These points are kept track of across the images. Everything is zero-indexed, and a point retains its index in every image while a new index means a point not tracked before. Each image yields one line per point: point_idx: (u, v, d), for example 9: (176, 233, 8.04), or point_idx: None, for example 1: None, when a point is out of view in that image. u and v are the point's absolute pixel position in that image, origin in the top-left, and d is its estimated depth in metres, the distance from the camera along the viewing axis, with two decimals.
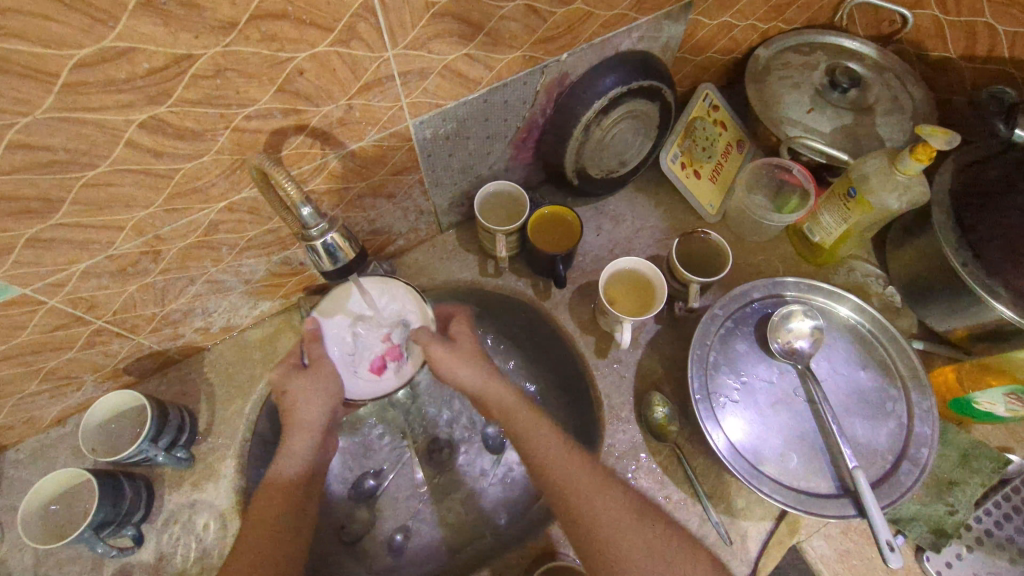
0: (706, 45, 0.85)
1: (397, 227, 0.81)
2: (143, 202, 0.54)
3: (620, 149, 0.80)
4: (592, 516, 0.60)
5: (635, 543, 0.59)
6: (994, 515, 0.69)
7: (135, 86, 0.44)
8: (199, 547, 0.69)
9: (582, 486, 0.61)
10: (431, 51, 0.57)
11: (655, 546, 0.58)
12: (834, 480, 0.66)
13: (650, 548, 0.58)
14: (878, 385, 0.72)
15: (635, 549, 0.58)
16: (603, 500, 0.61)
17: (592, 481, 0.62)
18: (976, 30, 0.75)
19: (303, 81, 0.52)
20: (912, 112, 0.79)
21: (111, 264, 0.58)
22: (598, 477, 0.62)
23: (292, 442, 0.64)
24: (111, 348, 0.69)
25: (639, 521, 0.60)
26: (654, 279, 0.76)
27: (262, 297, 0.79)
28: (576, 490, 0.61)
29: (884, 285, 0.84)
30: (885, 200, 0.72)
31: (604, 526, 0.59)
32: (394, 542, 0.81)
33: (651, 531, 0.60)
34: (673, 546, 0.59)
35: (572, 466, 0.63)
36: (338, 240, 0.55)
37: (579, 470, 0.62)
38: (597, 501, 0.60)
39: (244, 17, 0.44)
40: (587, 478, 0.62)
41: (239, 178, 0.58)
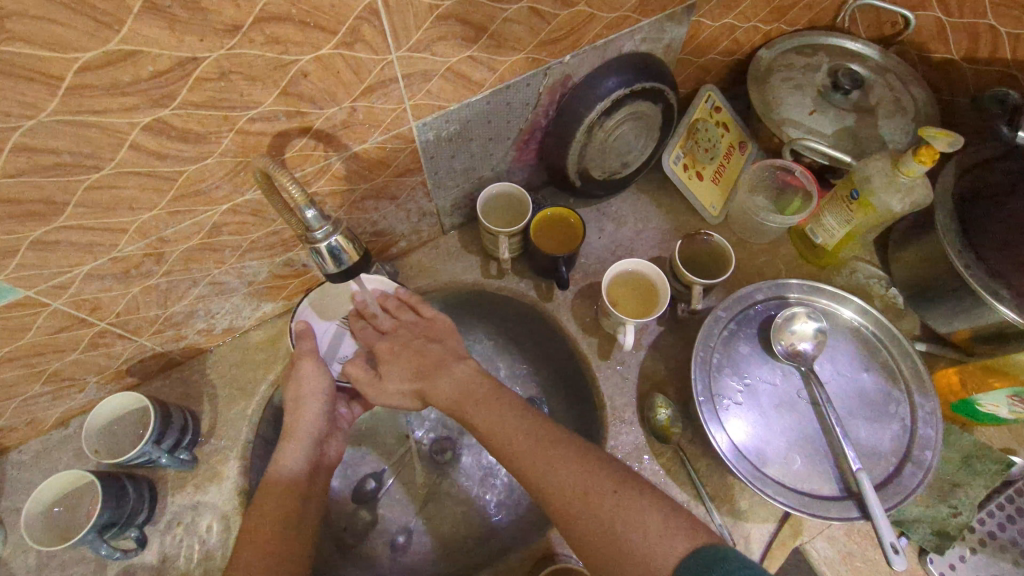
0: (709, 47, 0.85)
1: (400, 229, 0.81)
2: (146, 204, 0.54)
3: (623, 150, 0.80)
4: (546, 497, 0.56)
5: (586, 514, 0.54)
6: (997, 517, 0.69)
7: (139, 90, 0.45)
8: (202, 549, 0.69)
9: (527, 465, 0.58)
10: (435, 53, 0.57)
11: (605, 517, 0.53)
12: (837, 482, 0.66)
13: (600, 518, 0.53)
14: (880, 386, 0.72)
15: (586, 522, 0.54)
16: (547, 474, 0.57)
17: (535, 458, 0.58)
18: (978, 32, 0.75)
19: (307, 84, 0.52)
20: (914, 114, 0.79)
21: (114, 266, 0.58)
22: (543, 448, 0.58)
23: (286, 450, 0.65)
24: (114, 350, 0.69)
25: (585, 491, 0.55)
26: (656, 281, 0.77)
27: (265, 298, 0.78)
28: (526, 469, 0.58)
29: (887, 286, 0.84)
30: (888, 202, 0.72)
31: (557, 505, 0.56)
32: (397, 545, 0.81)
33: (598, 496, 0.54)
34: (625, 509, 0.53)
35: (518, 441, 0.60)
36: (342, 242, 0.55)
37: (523, 445, 0.59)
38: (544, 477, 0.57)
39: (248, 19, 0.44)
40: (529, 455, 0.58)
41: (242, 180, 0.58)
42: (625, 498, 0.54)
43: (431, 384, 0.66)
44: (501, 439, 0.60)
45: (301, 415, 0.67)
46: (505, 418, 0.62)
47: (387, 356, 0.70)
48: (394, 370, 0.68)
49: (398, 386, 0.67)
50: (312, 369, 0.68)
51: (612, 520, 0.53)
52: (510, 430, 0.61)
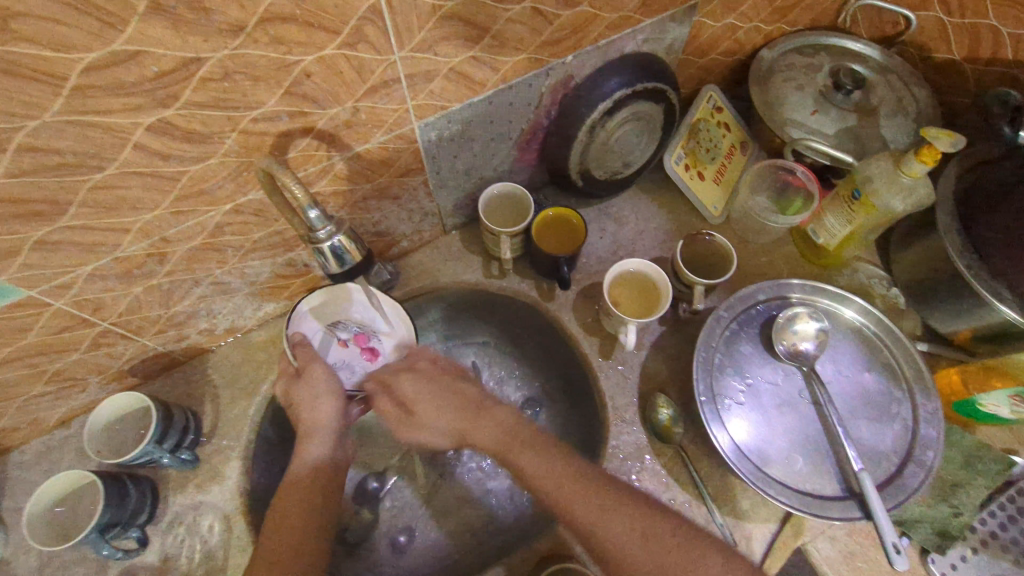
0: (710, 47, 0.85)
1: (401, 229, 0.81)
2: (149, 204, 0.54)
3: (624, 151, 0.80)
4: (604, 551, 0.56)
5: (647, 561, 0.54)
6: (999, 517, 0.68)
7: (143, 90, 0.45)
8: (203, 549, 0.69)
9: (582, 517, 0.57)
10: (437, 53, 0.58)
11: (672, 568, 0.54)
12: (839, 482, 0.66)
13: (665, 567, 0.54)
14: (882, 387, 0.72)
15: (651, 571, 0.54)
16: (604, 527, 0.56)
17: (590, 508, 0.57)
18: (980, 32, 0.75)
19: (310, 84, 0.52)
20: (915, 114, 0.79)
21: (117, 265, 0.58)
22: (596, 499, 0.57)
23: (307, 448, 0.64)
24: (116, 350, 0.69)
25: (646, 539, 0.55)
26: (658, 281, 0.77)
27: (267, 298, 0.78)
28: (579, 520, 0.57)
29: (888, 286, 0.84)
30: (890, 202, 0.72)
31: (618, 558, 0.55)
32: (398, 544, 0.81)
33: (659, 544, 0.55)
34: (689, 556, 0.54)
35: (567, 492, 0.58)
36: (344, 243, 0.55)
37: (574, 495, 0.58)
38: (600, 530, 0.56)
39: (252, 20, 0.44)
40: (583, 501, 0.57)
41: (245, 181, 0.58)
42: (688, 544, 0.55)
43: (472, 429, 0.65)
44: (549, 490, 0.59)
45: (315, 414, 0.66)
46: (548, 467, 0.60)
47: (421, 396, 0.68)
48: (429, 411, 0.67)
49: (430, 425, 0.67)
50: (321, 369, 0.68)
51: (680, 568, 0.53)
52: (556, 479, 0.59)
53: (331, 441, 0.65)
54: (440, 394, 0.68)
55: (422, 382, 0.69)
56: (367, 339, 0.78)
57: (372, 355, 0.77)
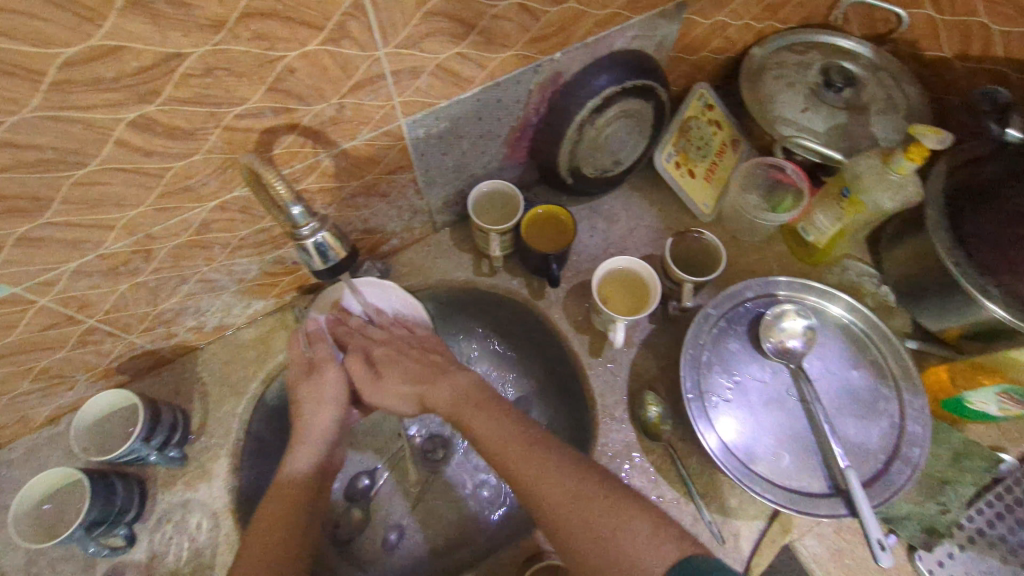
0: (701, 45, 0.85)
1: (391, 227, 0.81)
2: (133, 201, 0.54)
3: (615, 148, 0.80)
4: (538, 507, 0.57)
5: (574, 520, 0.54)
6: (986, 514, 0.68)
7: (123, 85, 0.44)
8: (191, 547, 0.69)
9: (522, 473, 0.58)
10: (423, 50, 0.57)
11: (597, 528, 0.53)
12: (826, 480, 0.66)
13: (589, 525, 0.54)
14: (869, 384, 0.72)
15: (577, 529, 0.54)
16: (540, 483, 0.57)
17: (528, 469, 0.58)
18: (971, 29, 0.75)
19: (294, 80, 0.52)
20: (906, 111, 0.79)
21: (102, 262, 0.58)
22: (538, 458, 0.59)
23: (295, 454, 0.65)
24: (103, 347, 0.69)
25: (577, 499, 0.55)
26: (647, 279, 0.77)
27: (256, 296, 0.78)
28: (518, 476, 0.58)
29: (879, 284, 0.84)
30: (878, 198, 0.73)
31: (549, 516, 0.56)
32: (389, 542, 0.81)
33: (589, 504, 0.55)
34: (616, 516, 0.54)
35: (513, 451, 0.60)
36: (328, 240, 0.55)
37: (517, 454, 0.60)
38: (537, 486, 0.57)
39: (233, 15, 0.44)
40: (521, 463, 0.59)
41: (230, 178, 0.58)
42: (617, 506, 0.55)
43: (432, 390, 0.68)
44: (495, 450, 0.61)
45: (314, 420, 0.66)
46: (499, 426, 0.62)
47: (386, 359, 0.71)
48: (395, 372, 0.70)
49: (397, 387, 0.69)
50: (335, 376, 0.69)
51: (602, 526, 0.53)
52: (502, 437, 0.61)
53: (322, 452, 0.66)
54: (401, 359, 0.71)
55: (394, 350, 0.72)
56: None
57: None
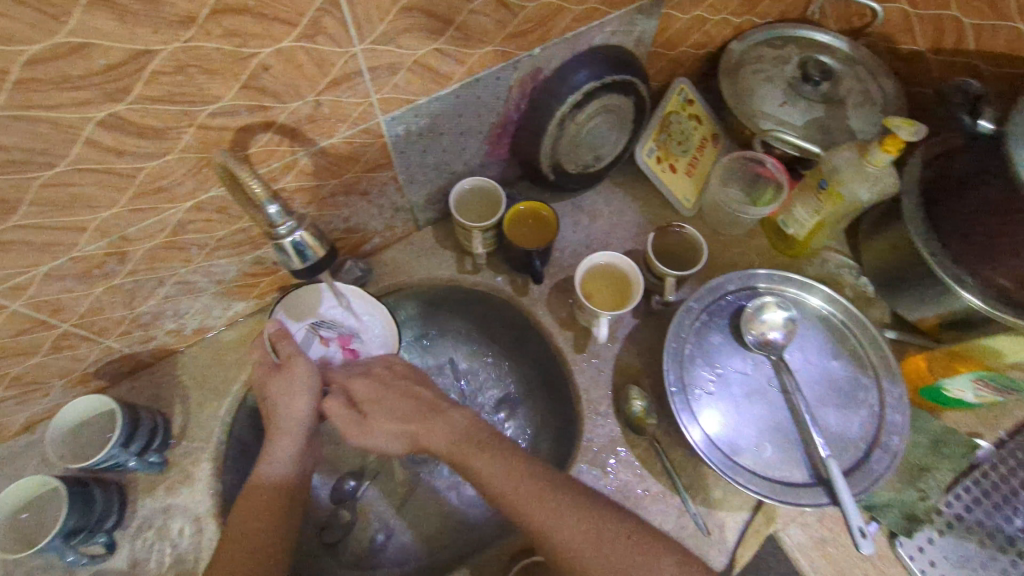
0: (679, 40, 0.86)
1: (372, 225, 0.80)
2: (105, 202, 0.53)
3: (596, 144, 0.80)
4: (556, 555, 0.57)
5: (599, 564, 0.55)
6: (964, 500, 0.70)
7: (90, 83, 0.43)
8: (174, 552, 0.68)
9: (536, 522, 0.58)
10: (400, 46, 0.57)
11: (626, 571, 0.55)
12: (808, 469, 0.67)
13: (619, 569, 0.55)
14: (849, 374, 0.73)
15: (605, 574, 0.55)
16: (558, 533, 0.57)
17: (543, 513, 0.58)
18: (943, 23, 0.76)
19: (269, 77, 0.51)
20: (882, 104, 0.80)
21: (75, 266, 0.57)
22: (551, 502, 0.58)
23: (275, 447, 0.64)
24: (79, 352, 0.68)
25: (601, 544, 0.56)
26: (630, 274, 0.77)
27: (236, 298, 0.77)
28: (532, 524, 0.58)
29: (857, 276, 0.85)
30: (856, 191, 0.73)
31: (569, 562, 0.56)
32: (377, 543, 0.81)
33: (612, 547, 0.56)
34: (641, 555, 0.56)
35: (520, 499, 0.59)
36: (306, 238, 0.55)
37: (528, 501, 0.59)
38: (556, 536, 0.57)
39: (204, 11, 0.43)
40: (536, 507, 0.58)
41: (206, 177, 0.57)
42: (639, 545, 0.56)
43: (425, 430, 0.65)
44: (502, 493, 0.60)
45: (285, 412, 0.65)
46: (501, 469, 0.61)
47: (371, 398, 0.67)
48: (384, 412, 0.66)
49: (386, 427, 0.66)
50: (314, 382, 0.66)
51: (631, 569, 0.55)
52: (511, 481, 0.60)
53: (302, 443, 0.65)
54: (387, 393, 0.68)
55: (380, 386, 0.68)
56: (349, 342, 0.76)
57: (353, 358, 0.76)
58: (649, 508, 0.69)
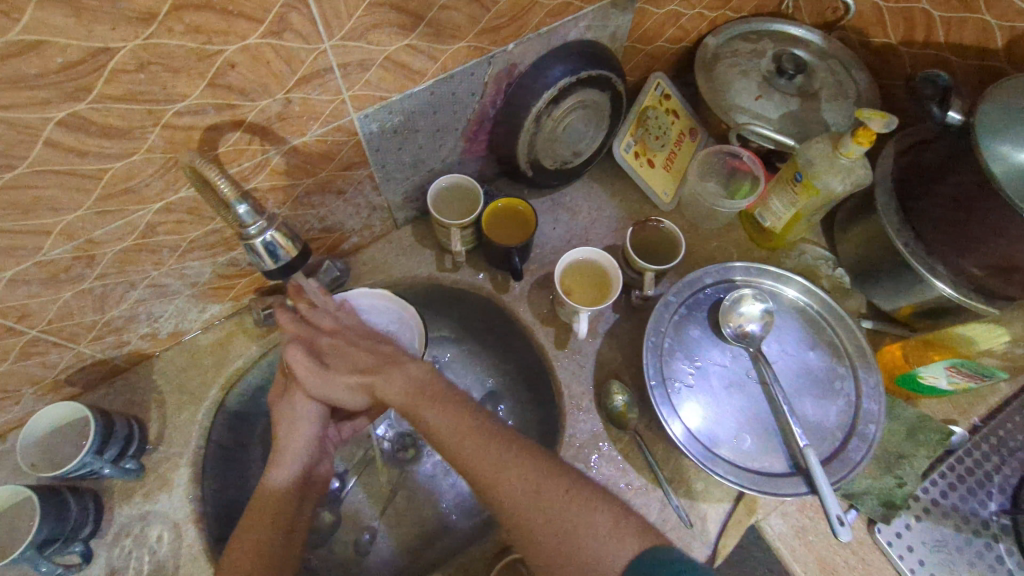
0: (655, 35, 0.86)
1: (350, 225, 0.79)
2: (69, 204, 0.52)
3: (573, 139, 0.80)
4: (495, 504, 0.57)
5: (537, 516, 0.55)
6: (940, 485, 0.71)
7: (49, 82, 0.42)
8: (152, 560, 0.67)
9: (479, 472, 0.57)
10: (370, 42, 0.56)
11: (557, 525, 0.54)
12: (786, 459, 0.67)
13: (553, 523, 0.55)
14: (825, 364, 0.74)
15: (537, 527, 0.55)
16: (499, 483, 0.56)
17: (487, 463, 0.57)
18: (913, 16, 0.78)
19: (235, 75, 0.50)
20: (855, 97, 0.81)
21: (41, 270, 0.56)
22: (496, 454, 0.58)
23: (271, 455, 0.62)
24: (49, 359, 0.66)
25: (538, 499, 0.56)
26: (609, 269, 0.77)
27: (211, 300, 0.76)
28: (473, 473, 0.58)
29: (834, 267, 0.86)
30: (829, 183, 0.73)
31: (509, 512, 0.56)
32: (361, 543, 0.80)
33: (551, 500, 0.55)
34: (577, 512, 0.55)
35: (466, 448, 0.58)
36: (278, 238, 0.54)
37: (473, 450, 0.58)
38: (494, 485, 0.57)
39: (164, 8, 0.42)
40: (480, 458, 0.58)
41: (174, 178, 0.56)
42: (579, 502, 0.56)
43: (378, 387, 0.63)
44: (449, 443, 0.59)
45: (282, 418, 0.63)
46: (450, 421, 0.60)
47: (334, 351, 0.64)
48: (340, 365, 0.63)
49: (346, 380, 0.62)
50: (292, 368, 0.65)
51: (568, 522, 0.54)
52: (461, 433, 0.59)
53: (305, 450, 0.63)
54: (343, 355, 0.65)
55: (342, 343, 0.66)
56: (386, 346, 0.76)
57: None
58: (631, 501, 0.69)
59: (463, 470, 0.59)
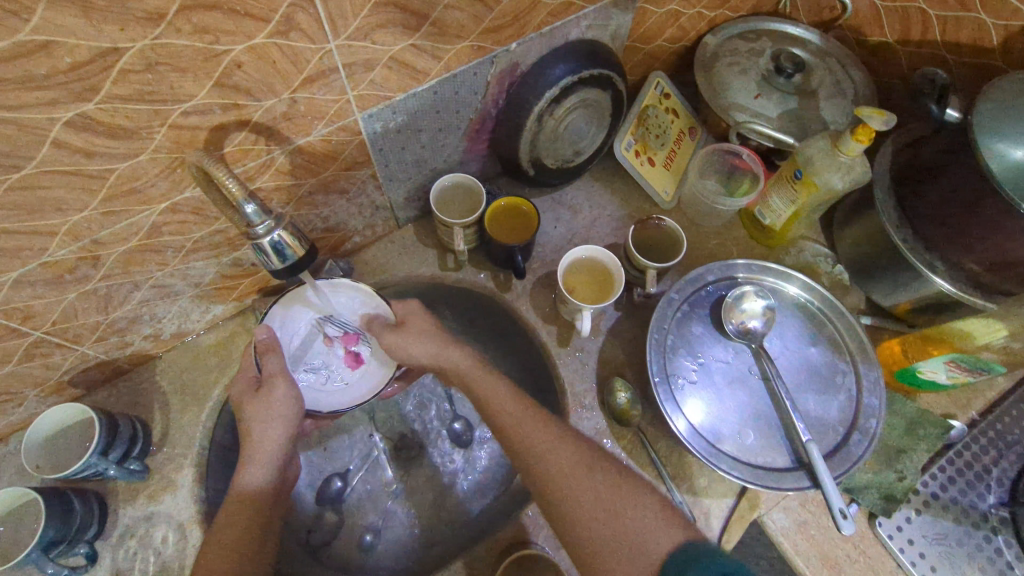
0: (655, 34, 0.86)
1: (352, 224, 0.79)
2: (75, 205, 0.52)
3: (575, 138, 0.81)
4: (541, 477, 0.60)
5: (582, 491, 0.58)
6: (940, 479, 0.72)
7: (57, 83, 0.42)
8: (157, 560, 0.67)
9: (533, 443, 0.61)
10: (375, 42, 0.56)
11: (603, 500, 0.57)
12: (789, 454, 0.68)
13: (598, 498, 0.57)
14: (827, 359, 0.74)
15: (584, 501, 0.57)
16: (551, 454, 0.60)
17: (543, 436, 0.61)
18: (910, 15, 0.78)
19: (242, 75, 0.50)
20: (853, 96, 0.82)
21: (45, 271, 0.56)
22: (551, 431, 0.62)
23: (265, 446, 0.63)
24: (52, 360, 0.66)
25: (589, 473, 0.59)
26: (611, 267, 0.77)
27: (214, 301, 0.76)
28: (527, 443, 0.61)
29: (833, 264, 0.87)
30: (829, 179, 0.74)
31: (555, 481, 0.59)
32: (365, 543, 0.80)
33: (599, 480, 0.58)
34: (621, 495, 0.58)
35: (523, 425, 0.62)
36: (285, 237, 0.54)
37: (528, 427, 0.62)
38: (546, 456, 0.60)
39: (173, 8, 0.42)
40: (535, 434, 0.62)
41: (180, 178, 0.56)
42: (627, 485, 0.59)
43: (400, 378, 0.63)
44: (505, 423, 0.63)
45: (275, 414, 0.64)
46: (516, 408, 0.63)
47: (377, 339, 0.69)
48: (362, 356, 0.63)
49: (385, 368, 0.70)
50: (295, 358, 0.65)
51: (613, 502, 0.57)
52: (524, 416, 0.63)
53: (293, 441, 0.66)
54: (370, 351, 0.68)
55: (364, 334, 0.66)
56: (354, 342, 0.75)
57: (356, 363, 0.75)
58: None
59: (516, 444, 0.62)
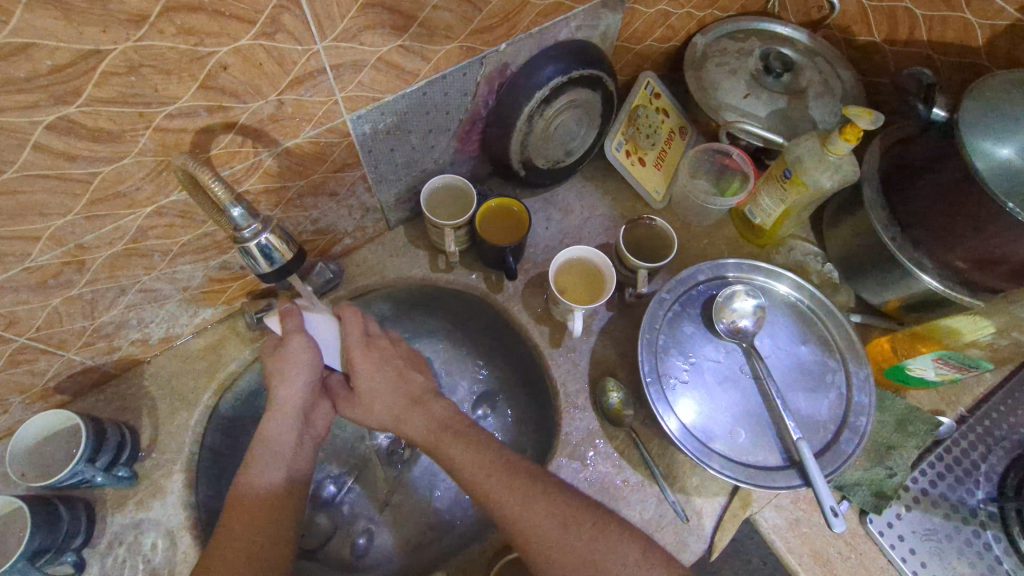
0: (644, 34, 0.86)
1: (342, 227, 0.79)
2: (58, 209, 0.51)
3: (565, 139, 0.81)
4: (522, 541, 0.59)
5: (568, 548, 0.58)
6: (929, 475, 0.73)
7: (37, 85, 0.42)
8: (146, 567, 0.66)
9: (507, 502, 0.60)
10: (363, 43, 0.56)
11: (585, 553, 0.57)
12: (780, 452, 0.68)
13: (583, 551, 0.57)
14: (817, 357, 0.75)
15: (572, 560, 0.57)
16: (527, 513, 0.59)
17: (517, 497, 0.60)
18: (897, 14, 0.79)
19: (227, 77, 0.50)
20: (841, 95, 0.82)
21: (29, 276, 0.55)
22: (525, 487, 0.61)
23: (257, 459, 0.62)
24: (38, 366, 0.65)
25: (570, 529, 0.58)
26: (603, 268, 0.77)
27: (203, 304, 0.75)
28: (500, 507, 0.60)
29: (823, 262, 0.87)
30: (819, 179, 0.74)
31: (537, 544, 0.58)
32: (358, 547, 0.80)
33: (580, 531, 0.58)
34: (605, 543, 0.58)
35: (494, 483, 0.61)
36: (273, 241, 0.54)
37: (499, 481, 0.61)
38: (524, 517, 0.59)
39: (156, 9, 0.42)
40: (508, 490, 0.60)
41: (165, 181, 0.55)
42: (608, 532, 0.59)
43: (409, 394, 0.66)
44: (479, 483, 0.62)
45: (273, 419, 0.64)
46: (488, 469, 0.62)
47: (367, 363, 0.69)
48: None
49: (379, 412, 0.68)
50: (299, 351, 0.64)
51: (598, 555, 0.57)
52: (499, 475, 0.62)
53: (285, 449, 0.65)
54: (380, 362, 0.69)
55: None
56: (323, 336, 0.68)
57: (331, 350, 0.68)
58: (629, 498, 0.70)
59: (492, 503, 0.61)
